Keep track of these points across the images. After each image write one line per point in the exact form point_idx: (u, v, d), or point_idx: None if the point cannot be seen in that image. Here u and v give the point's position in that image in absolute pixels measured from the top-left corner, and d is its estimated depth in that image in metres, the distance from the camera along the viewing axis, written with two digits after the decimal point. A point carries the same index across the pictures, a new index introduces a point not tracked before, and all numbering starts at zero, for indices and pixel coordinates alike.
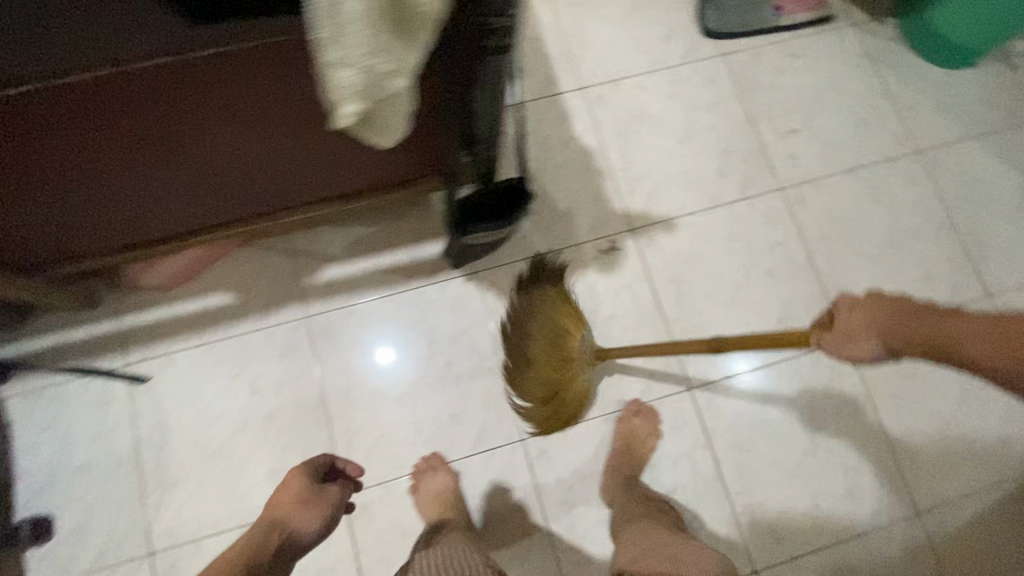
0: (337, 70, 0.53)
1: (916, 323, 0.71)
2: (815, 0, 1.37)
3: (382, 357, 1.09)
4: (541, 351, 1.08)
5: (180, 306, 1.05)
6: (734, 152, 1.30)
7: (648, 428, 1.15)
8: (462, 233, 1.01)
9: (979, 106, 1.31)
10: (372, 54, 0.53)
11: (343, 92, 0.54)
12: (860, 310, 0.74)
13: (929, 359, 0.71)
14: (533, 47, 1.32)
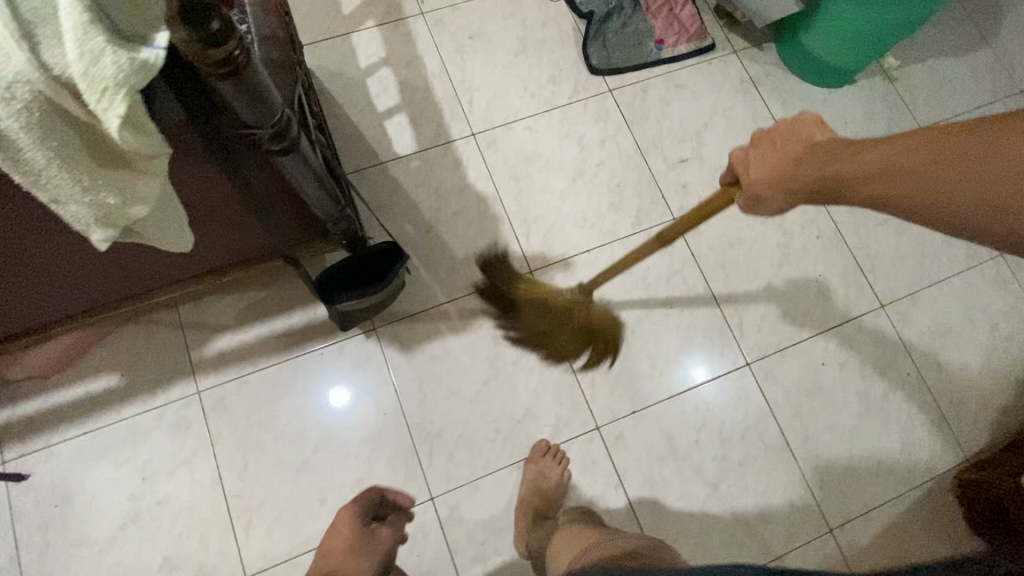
0: (65, 208, 0.53)
1: (809, 165, 0.63)
2: (695, 32, 1.46)
3: (337, 401, 1.15)
4: (540, 318, 1.17)
5: (58, 396, 1.09)
6: (626, 187, 1.34)
7: (558, 466, 1.12)
8: (332, 304, 0.91)
9: (855, 122, 1.45)
10: (90, 191, 0.52)
11: (84, 224, 0.54)
12: (749, 158, 0.70)
13: (844, 200, 0.61)
14: (423, 98, 1.36)
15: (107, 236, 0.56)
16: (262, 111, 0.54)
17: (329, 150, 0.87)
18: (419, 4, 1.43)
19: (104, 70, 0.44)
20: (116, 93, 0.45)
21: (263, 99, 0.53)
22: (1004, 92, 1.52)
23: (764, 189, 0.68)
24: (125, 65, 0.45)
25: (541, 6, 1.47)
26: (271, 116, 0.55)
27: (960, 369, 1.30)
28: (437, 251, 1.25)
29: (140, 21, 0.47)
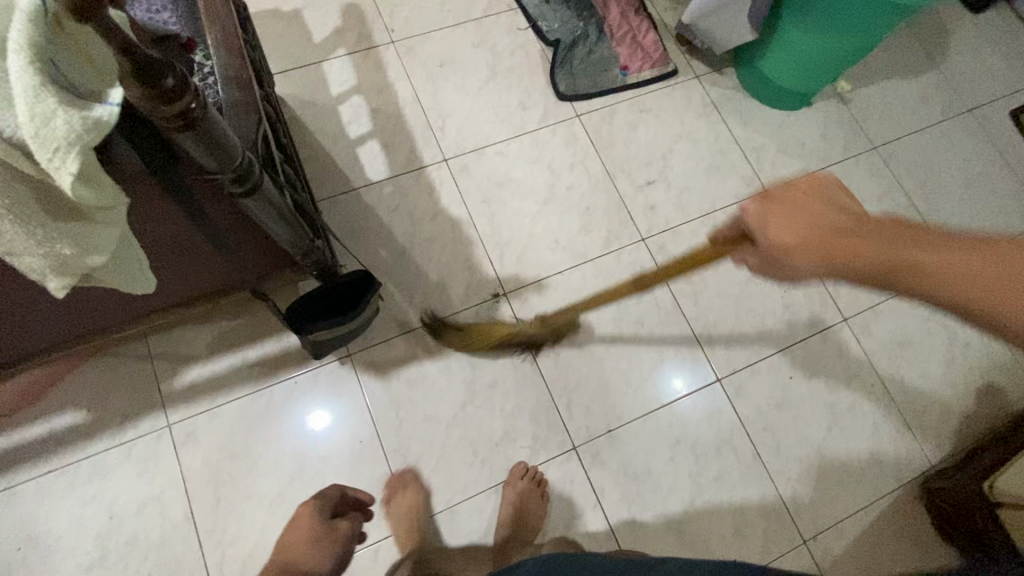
0: (21, 259, 0.52)
1: (863, 243, 0.59)
2: (658, 59, 1.51)
3: (320, 427, 1.15)
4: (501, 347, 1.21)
5: (21, 434, 1.06)
6: (596, 209, 1.37)
7: (536, 487, 1.12)
8: (304, 334, 0.91)
9: (814, 143, 1.52)
10: (45, 243, 0.51)
11: (41, 274, 0.53)
12: (775, 217, 0.65)
13: (882, 284, 0.59)
14: (395, 125, 1.38)
15: (63, 284, 0.55)
16: (222, 157, 0.55)
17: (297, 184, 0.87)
18: (390, 33, 1.46)
19: (56, 130, 0.43)
20: (69, 151, 0.44)
21: (223, 146, 0.54)
22: (952, 112, 1.60)
23: (797, 255, 0.63)
24: (77, 124, 0.44)
25: (509, 34, 1.51)
26: (231, 161, 0.56)
27: (922, 378, 1.34)
28: (412, 275, 1.26)
29: (94, 79, 0.48)
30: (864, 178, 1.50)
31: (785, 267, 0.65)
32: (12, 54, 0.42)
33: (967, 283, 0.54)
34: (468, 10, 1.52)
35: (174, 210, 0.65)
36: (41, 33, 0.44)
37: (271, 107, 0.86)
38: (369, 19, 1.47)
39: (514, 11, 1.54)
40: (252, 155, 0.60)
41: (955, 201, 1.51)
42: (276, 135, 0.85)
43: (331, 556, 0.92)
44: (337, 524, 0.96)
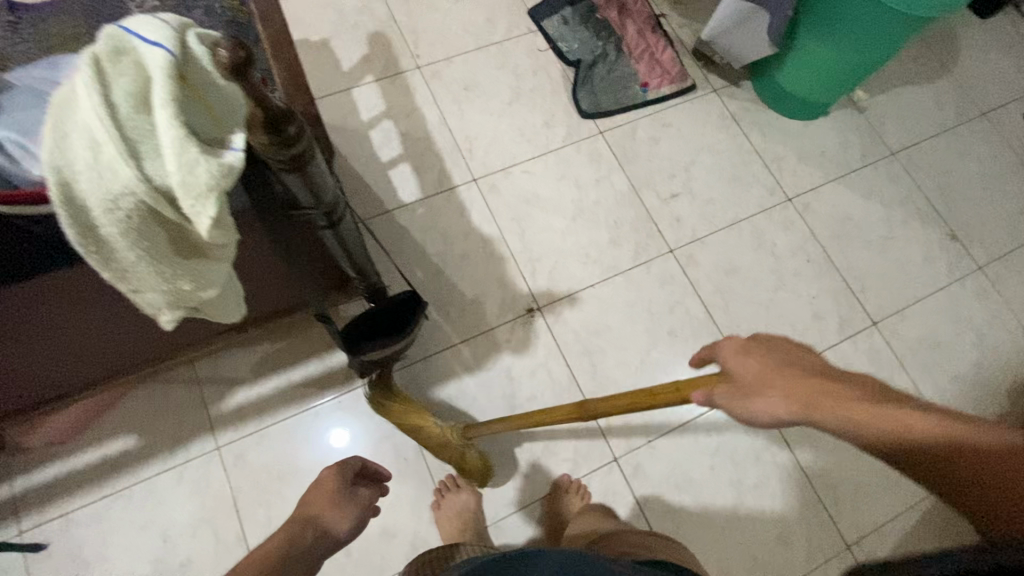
0: (144, 295, 0.55)
1: (844, 390, 0.54)
2: (676, 74, 1.55)
3: (360, 446, 1.16)
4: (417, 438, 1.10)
5: (77, 459, 1.08)
6: (623, 223, 1.40)
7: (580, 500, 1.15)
8: (356, 353, 0.95)
9: (832, 151, 1.54)
10: (169, 280, 0.54)
11: (159, 308, 0.57)
12: (753, 351, 0.61)
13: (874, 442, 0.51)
14: (425, 147, 1.41)
15: (174, 316, 0.59)
16: (316, 191, 0.58)
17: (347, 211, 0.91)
18: (415, 58, 1.51)
19: (200, 178, 0.45)
20: (208, 198, 0.47)
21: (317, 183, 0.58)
22: (966, 116, 1.63)
23: (773, 392, 0.57)
24: (217, 172, 0.46)
25: (530, 55, 1.55)
26: (323, 199, 0.60)
27: (953, 381, 1.35)
28: (448, 294, 1.29)
29: (218, 126, 0.48)
30: (884, 184, 1.52)
31: (755, 401, 0.58)
32: (158, 108, 0.44)
33: (958, 448, 0.47)
34: (489, 34, 1.56)
35: (252, 239, 0.68)
36: (176, 87, 0.45)
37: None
38: (395, 46, 1.51)
39: (534, 33, 1.58)
40: (337, 191, 0.63)
41: (975, 203, 1.53)
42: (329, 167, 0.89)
43: (355, 519, 0.83)
44: (357, 489, 0.87)
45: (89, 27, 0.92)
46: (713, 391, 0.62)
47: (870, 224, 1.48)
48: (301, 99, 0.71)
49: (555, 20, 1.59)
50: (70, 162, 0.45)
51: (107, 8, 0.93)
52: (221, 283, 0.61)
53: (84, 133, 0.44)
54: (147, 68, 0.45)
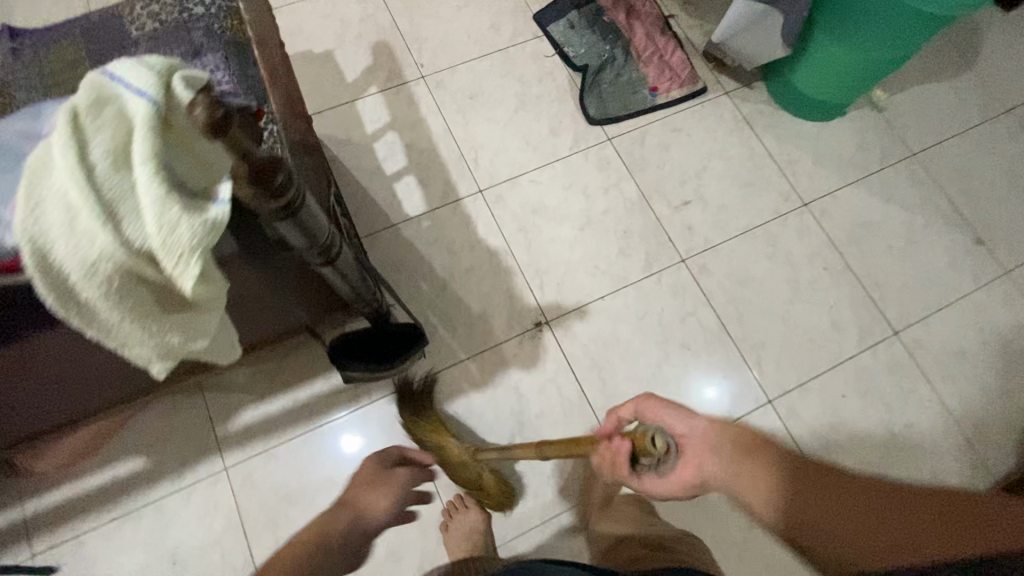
0: (131, 349, 0.54)
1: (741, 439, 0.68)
2: (686, 77, 1.51)
3: None
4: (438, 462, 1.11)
5: (87, 481, 1.09)
6: (633, 232, 1.37)
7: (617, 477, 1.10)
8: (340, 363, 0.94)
9: (850, 153, 1.49)
10: (156, 335, 0.53)
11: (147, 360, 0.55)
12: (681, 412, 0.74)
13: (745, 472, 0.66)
14: (429, 158, 1.40)
15: (166, 366, 0.57)
16: (310, 232, 0.57)
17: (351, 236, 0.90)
18: (419, 68, 1.49)
19: (181, 238, 0.45)
20: (191, 256, 0.46)
21: (312, 225, 0.56)
22: (990, 113, 1.57)
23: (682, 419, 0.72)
24: (199, 231, 0.45)
25: (536, 61, 1.52)
26: (317, 239, 0.58)
27: (979, 391, 1.30)
28: (453, 308, 1.27)
29: (205, 174, 0.49)
30: (904, 187, 1.47)
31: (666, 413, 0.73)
32: (138, 166, 0.43)
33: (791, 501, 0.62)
34: (494, 40, 1.54)
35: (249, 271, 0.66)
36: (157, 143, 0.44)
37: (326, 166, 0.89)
38: (398, 55, 1.49)
39: (539, 38, 1.55)
40: (334, 226, 0.62)
41: (1001, 204, 1.47)
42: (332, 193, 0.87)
43: (391, 498, 0.92)
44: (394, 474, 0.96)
45: (91, 54, 0.91)
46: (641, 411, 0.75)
47: (891, 229, 1.43)
48: (298, 126, 0.69)
49: (560, 24, 1.55)
50: (46, 228, 0.44)
51: (107, 32, 0.93)
52: (212, 332, 0.59)
53: (60, 200, 0.44)
54: (128, 121, 0.44)
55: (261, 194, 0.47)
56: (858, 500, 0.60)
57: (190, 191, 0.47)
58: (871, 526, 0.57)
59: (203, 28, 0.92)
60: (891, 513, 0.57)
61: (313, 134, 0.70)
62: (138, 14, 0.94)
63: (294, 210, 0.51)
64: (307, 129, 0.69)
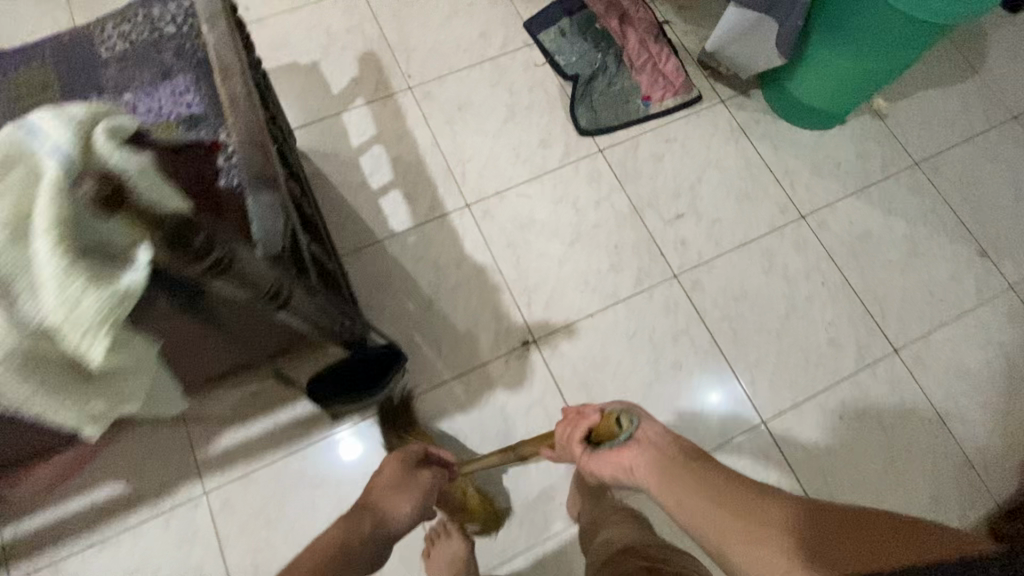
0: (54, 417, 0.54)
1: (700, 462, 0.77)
2: (681, 85, 1.47)
3: (351, 490, 1.14)
4: None
5: (65, 507, 1.07)
6: (624, 247, 1.33)
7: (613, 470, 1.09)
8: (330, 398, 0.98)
9: (850, 163, 1.45)
10: (80, 401, 0.54)
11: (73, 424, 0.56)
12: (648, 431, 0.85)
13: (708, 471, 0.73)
14: (416, 172, 1.37)
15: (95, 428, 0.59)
16: (254, 284, 0.54)
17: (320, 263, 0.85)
18: (406, 79, 1.46)
19: (86, 310, 0.45)
20: (100, 327, 0.47)
21: (254, 276, 0.53)
22: (996, 120, 1.51)
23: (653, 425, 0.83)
24: (105, 301, 0.46)
25: (526, 70, 1.48)
26: (259, 288, 0.55)
27: (981, 412, 1.26)
28: (439, 327, 1.24)
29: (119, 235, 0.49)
30: (906, 198, 1.43)
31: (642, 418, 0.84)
32: (38, 237, 0.43)
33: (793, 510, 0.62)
34: (484, 49, 1.50)
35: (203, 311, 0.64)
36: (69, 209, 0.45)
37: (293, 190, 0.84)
38: (386, 66, 1.47)
39: (530, 47, 1.52)
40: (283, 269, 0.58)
41: (1007, 216, 1.42)
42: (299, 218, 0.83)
43: (413, 504, 0.93)
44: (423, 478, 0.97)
45: (60, 74, 0.88)
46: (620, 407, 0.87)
47: (891, 242, 1.38)
48: (255, 158, 0.65)
49: (552, 32, 1.52)
50: None
51: (76, 52, 0.90)
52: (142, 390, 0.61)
53: None
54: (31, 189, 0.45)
55: (183, 257, 0.45)
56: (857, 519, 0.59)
57: (107, 256, 0.48)
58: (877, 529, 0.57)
59: (174, 48, 0.90)
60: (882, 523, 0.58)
61: (272, 167, 0.66)
62: (107, 33, 0.91)
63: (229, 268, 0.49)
64: (266, 161, 0.65)
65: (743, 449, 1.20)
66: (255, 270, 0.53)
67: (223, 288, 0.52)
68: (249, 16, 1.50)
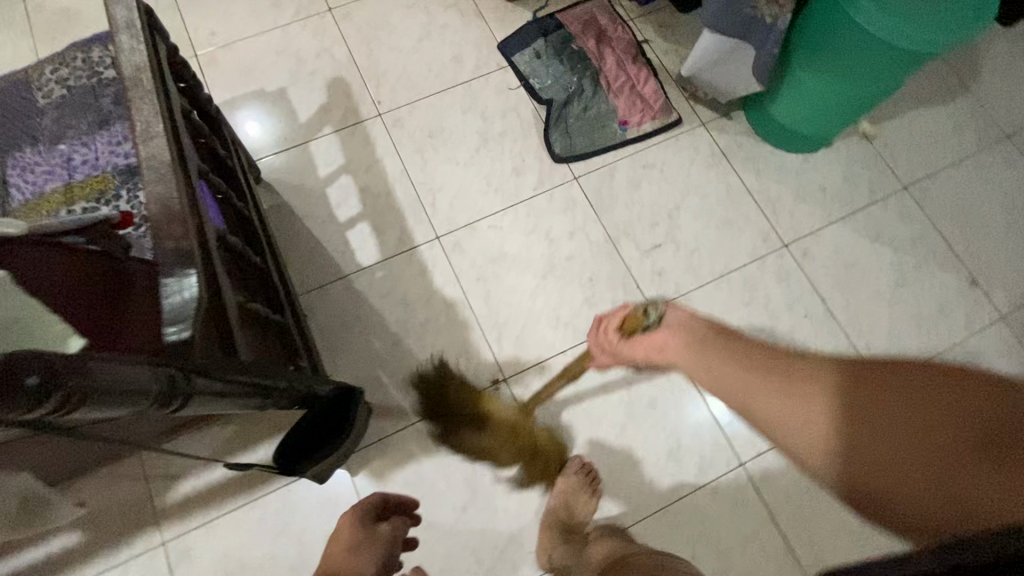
0: None
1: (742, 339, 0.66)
2: (659, 108, 1.42)
3: (314, 538, 1.10)
4: (482, 435, 1.13)
5: (19, 558, 1.05)
6: (599, 279, 1.29)
7: (589, 483, 1.11)
8: (294, 465, 0.95)
9: (835, 188, 1.40)
10: None
11: None
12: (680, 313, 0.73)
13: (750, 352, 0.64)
14: (385, 203, 1.33)
15: None
16: (140, 398, 0.44)
17: (260, 327, 0.80)
18: (376, 105, 1.42)
19: None
20: None
21: (136, 388, 0.43)
22: (988, 141, 1.46)
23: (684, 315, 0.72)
24: None
25: (499, 95, 1.44)
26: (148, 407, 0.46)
27: None
28: (407, 366, 1.21)
29: None
30: (894, 224, 1.37)
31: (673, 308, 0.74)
32: None
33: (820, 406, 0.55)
34: (457, 73, 1.46)
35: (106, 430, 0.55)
36: None
37: (230, 250, 0.79)
38: (355, 92, 1.43)
39: (504, 69, 1.47)
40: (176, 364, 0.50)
41: (998, 241, 1.37)
42: (235, 281, 0.78)
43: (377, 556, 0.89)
44: (379, 529, 0.94)
45: None
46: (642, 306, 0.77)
47: (878, 272, 1.33)
48: (172, 230, 0.60)
49: (526, 54, 1.47)
50: None
51: (10, 98, 0.86)
52: None
53: None
54: None
55: (11, 409, 0.34)
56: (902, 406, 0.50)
57: None
58: (923, 427, 0.49)
59: (114, 94, 0.87)
60: (933, 409, 0.49)
61: (191, 239, 0.60)
62: (45, 78, 0.88)
63: (90, 399, 0.38)
64: (186, 233, 0.60)
65: (719, 492, 1.16)
66: (136, 384, 0.43)
67: (95, 416, 0.41)
68: (215, 42, 1.47)
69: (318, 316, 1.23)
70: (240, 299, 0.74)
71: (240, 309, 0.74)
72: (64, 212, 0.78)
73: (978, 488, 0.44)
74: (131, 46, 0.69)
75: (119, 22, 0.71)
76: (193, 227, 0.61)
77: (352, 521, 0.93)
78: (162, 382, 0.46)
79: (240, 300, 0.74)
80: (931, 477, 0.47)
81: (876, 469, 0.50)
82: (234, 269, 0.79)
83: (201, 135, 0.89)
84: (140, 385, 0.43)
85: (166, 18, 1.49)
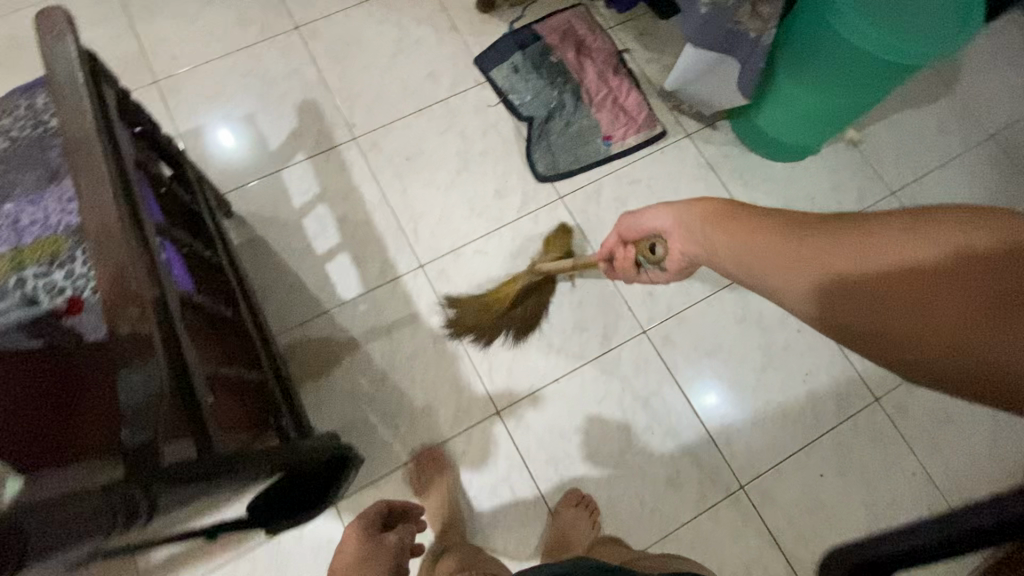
0: None
1: (737, 213, 0.67)
2: (642, 122, 1.39)
3: None
4: (519, 304, 1.20)
5: None
6: (589, 302, 1.26)
7: (588, 513, 1.09)
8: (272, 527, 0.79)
9: (823, 196, 1.38)
10: None
11: None
12: (677, 207, 0.76)
13: (741, 223, 0.66)
14: (365, 232, 1.28)
15: None
16: (101, 532, 0.41)
17: (234, 395, 0.76)
18: (350, 128, 1.36)
19: None
20: None
21: (90, 525, 0.40)
22: (973, 140, 1.45)
23: (680, 209, 0.76)
24: None
25: (478, 112, 1.39)
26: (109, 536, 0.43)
27: (968, 461, 1.20)
28: (395, 404, 1.16)
29: None
30: None
31: (664, 208, 0.79)
32: None
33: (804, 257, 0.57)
34: (432, 92, 1.41)
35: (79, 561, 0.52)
36: None
37: (200, 313, 0.75)
38: (328, 116, 1.37)
39: (482, 85, 1.42)
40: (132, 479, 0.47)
41: None
42: (207, 349, 0.73)
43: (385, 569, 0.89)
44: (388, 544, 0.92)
45: None
46: (643, 212, 0.82)
47: None
48: (127, 311, 0.56)
49: (504, 68, 1.42)
50: None
51: None
52: None
53: None
54: None
55: None
56: (882, 243, 0.51)
57: None
58: (906, 263, 0.49)
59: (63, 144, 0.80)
60: (915, 244, 0.49)
61: (150, 321, 0.56)
62: None
63: None
64: (144, 316, 0.56)
65: (720, 518, 1.14)
66: (91, 513, 0.40)
67: (53, 561, 0.39)
68: (177, 65, 1.40)
69: (299, 355, 1.17)
70: (212, 371, 0.70)
71: (212, 382, 0.69)
72: (16, 279, 0.72)
73: (968, 321, 0.45)
74: (73, 106, 0.64)
75: (61, 79, 0.66)
76: (150, 307, 0.57)
77: (358, 532, 0.93)
78: (122, 505, 0.43)
79: (211, 369, 0.70)
80: (919, 313, 0.47)
81: (864, 313, 0.51)
82: (205, 334, 0.74)
83: (162, 188, 0.84)
84: (96, 520, 0.40)
85: (123, 41, 1.41)
